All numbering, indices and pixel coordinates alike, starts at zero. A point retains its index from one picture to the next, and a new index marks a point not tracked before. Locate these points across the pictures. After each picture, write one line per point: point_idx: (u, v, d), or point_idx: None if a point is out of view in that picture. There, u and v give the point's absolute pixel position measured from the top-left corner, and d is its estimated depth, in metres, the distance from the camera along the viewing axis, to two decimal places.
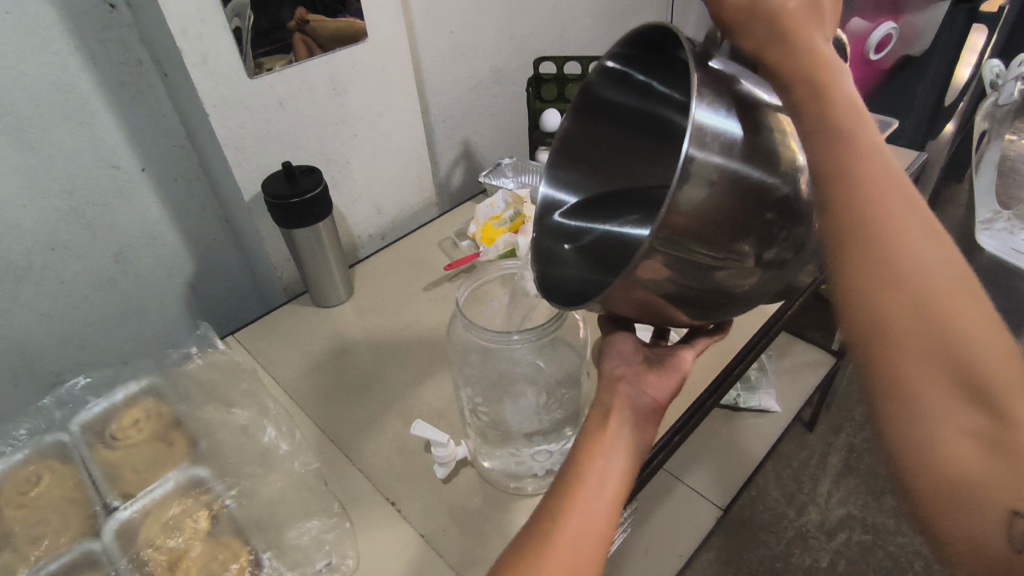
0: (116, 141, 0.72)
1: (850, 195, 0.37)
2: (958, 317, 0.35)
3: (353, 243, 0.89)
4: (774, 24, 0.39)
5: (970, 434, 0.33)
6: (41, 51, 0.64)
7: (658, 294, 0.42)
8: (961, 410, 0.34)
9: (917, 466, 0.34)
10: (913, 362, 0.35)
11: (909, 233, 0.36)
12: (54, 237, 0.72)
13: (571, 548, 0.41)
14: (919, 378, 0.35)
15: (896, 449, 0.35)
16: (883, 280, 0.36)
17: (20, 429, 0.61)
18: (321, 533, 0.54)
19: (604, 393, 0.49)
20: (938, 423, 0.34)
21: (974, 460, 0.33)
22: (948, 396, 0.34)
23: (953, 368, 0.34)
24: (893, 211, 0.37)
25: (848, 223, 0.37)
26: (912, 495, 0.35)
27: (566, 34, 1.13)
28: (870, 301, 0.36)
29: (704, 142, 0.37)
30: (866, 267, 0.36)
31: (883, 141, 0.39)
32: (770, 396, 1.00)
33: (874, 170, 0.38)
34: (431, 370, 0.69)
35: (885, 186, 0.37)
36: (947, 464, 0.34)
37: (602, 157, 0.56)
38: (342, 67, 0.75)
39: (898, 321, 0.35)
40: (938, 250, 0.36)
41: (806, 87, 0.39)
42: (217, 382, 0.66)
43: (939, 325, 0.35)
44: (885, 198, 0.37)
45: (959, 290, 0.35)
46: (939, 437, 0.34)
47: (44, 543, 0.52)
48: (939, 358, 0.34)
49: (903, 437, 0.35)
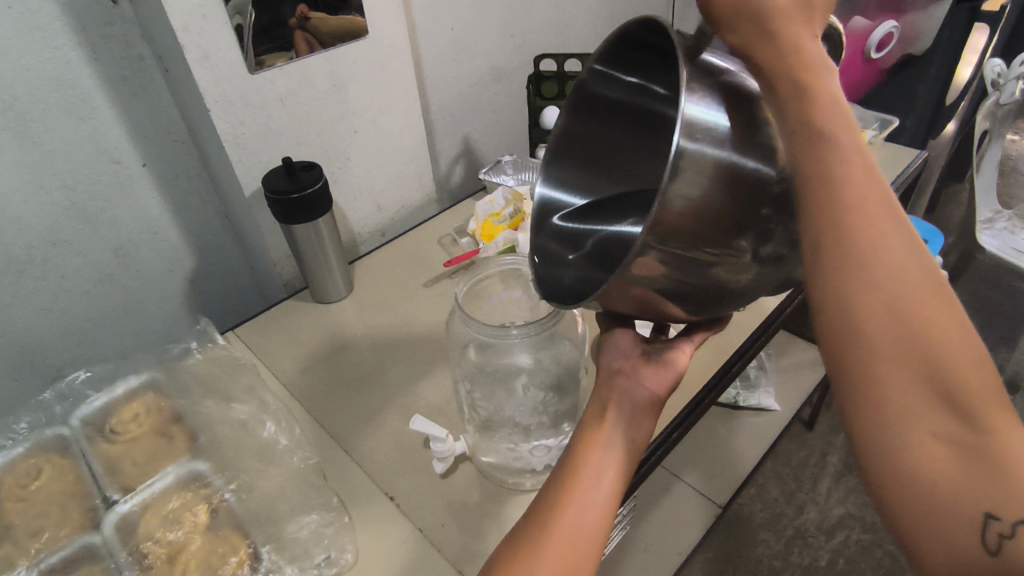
0: (117, 136, 0.73)
1: (822, 187, 0.35)
2: (932, 314, 0.32)
3: (353, 239, 0.89)
4: (759, 22, 0.38)
5: (944, 440, 0.31)
6: (43, 46, 0.64)
7: (654, 289, 0.42)
8: (934, 414, 0.31)
9: (889, 474, 0.32)
10: (885, 362, 0.32)
11: (882, 226, 0.34)
12: (55, 233, 0.73)
13: (568, 541, 0.41)
14: (890, 380, 0.32)
15: (867, 455, 0.33)
16: (853, 276, 0.33)
17: (20, 422, 0.61)
18: (320, 527, 0.54)
19: (603, 387, 0.49)
20: (911, 428, 0.31)
21: (949, 467, 0.31)
22: (921, 400, 0.31)
23: (927, 369, 0.31)
24: (866, 204, 0.34)
25: (819, 216, 0.35)
26: (883, 502, 0.33)
27: (567, 31, 1.13)
28: (839, 299, 0.34)
29: (696, 137, 0.37)
30: (836, 261, 0.34)
31: (859, 132, 0.37)
32: (769, 395, 0.99)
33: (849, 162, 0.35)
34: (431, 366, 0.69)
35: (859, 177, 0.35)
36: (920, 472, 0.31)
37: (599, 153, 0.56)
38: (343, 63, 0.75)
39: (869, 319, 0.33)
40: (913, 243, 0.34)
41: (787, 85, 0.37)
42: (217, 377, 0.66)
43: (913, 325, 0.32)
44: (857, 190, 0.35)
45: (935, 288, 0.33)
46: (909, 439, 0.31)
47: (44, 536, 0.52)
48: (912, 359, 0.32)
49: (876, 441, 0.32)
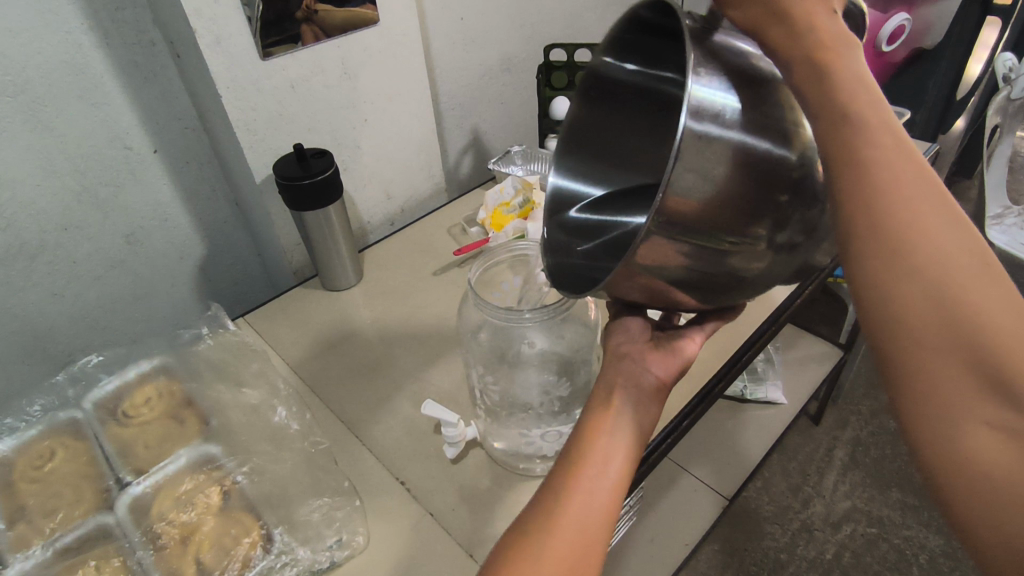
0: (129, 122, 0.73)
1: (854, 171, 0.34)
2: (979, 299, 0.31)
3: (363, 228, 0.89)
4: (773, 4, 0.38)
5: (998, 429, 0.30)
6: (55, 30, 0.64)
7: (664, 278, 0.42)
8: (985, 403, 0.31)
9: (939, 463, 0.32)
10: (929, 351, 0.32)
11: (923, 210, 0.33)
12: (66, 217, 0.73)
13: (574, 522, 0.41)
14: (935, 369, 0.31)
15: (917, 443, 0.33)
16: (891, 264, 0.33)
17: (34, 405, 0.61)
18: (331, 509, 0.54)
19: (608, 369, 0.49)
20: (960, 417, 0.31)
21: (1004, 457, 0.30)
22: (970, 389, 0.31)
23: (975, 357, 0.31)
24: (905, 187, 0.33)
25: (854, 201, 0.34)
26: (940, 494, 0.32)
27: (577, 23, 1.13)
28: (878, 287, 0.33)
29: (703, 115, 0.36)
30: (873, 248, 0.33)
31: (890, 114, 0.36)
32: (776, 387, 1.00)
33: (879, 144, 0.34)
34: (441, 353, 0.69)
35: (894, 159, 0.34)
36: (974, 463, 0.31)
37: (604, 137, 0.55)
38: (354, 50, 0.75)
39: (909, 307, 0.32)
40: (956, 225, 0.33)
41: (805, 67, 0.37)
42: (229, 362, 0.66)
43: (959, 312, 0.31)
44: (894, 171, 0.34)
45: (984, 277, 0.32)
46: (961, 431, 0.31)
47: (58, 515, 0.53)
48: (958, 347, 0.31)
49: (929, 434, 0.32)
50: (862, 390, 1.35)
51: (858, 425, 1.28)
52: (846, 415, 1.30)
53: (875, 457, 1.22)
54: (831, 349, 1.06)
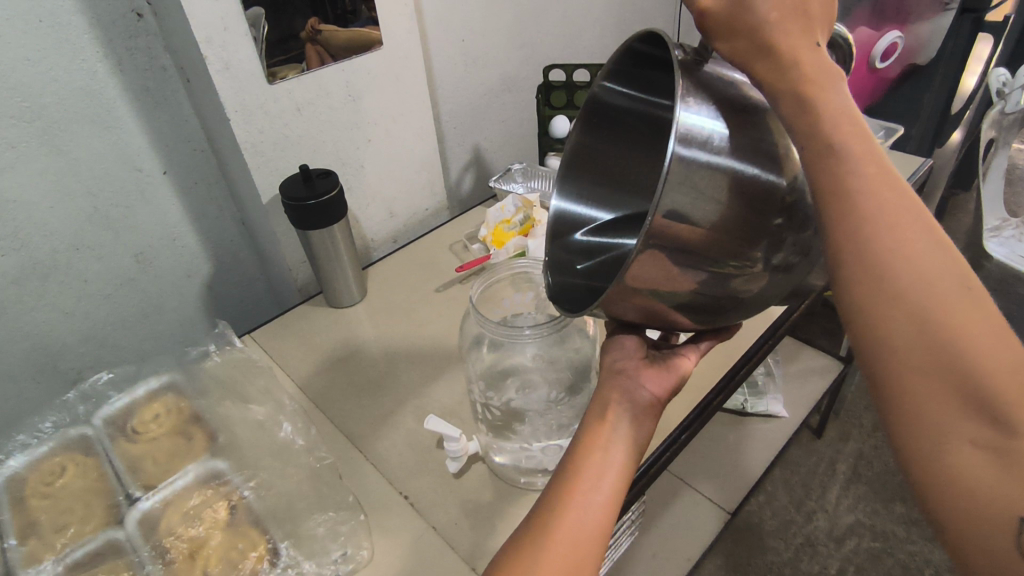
0: (140, 144, 0.75)
1: (837, 198, 0.36)
2: (962, 322, 0.33)
3: (366, 246, 0.91)
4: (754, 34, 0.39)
5: (981, 447, 0.32)
6: (71, 58, 0.66)
7: (660, 299, 0.43)
8: (968, 422, 0.32)
9: (927, 478, 0.33)
10: (913, 372, 0.33)
11: (907, 236, 0.34)
12: (78, 238, 0.75)
13: (570, 537, 0.42)
14: (919, 388, 0.33)
15: (907, 459, 0.34)
16: (876, 287, 0.34)
17: (45, 422, 0.63)
18: (336, 524, 0.55)
19: (604, 385, 0.50)
20: (947, 435, 0.33)
21: (987, 473, 0.32)
22: (953, 408, 0.32)
23: (956, 378, 0.32)
24: (888, 213, 0.35)
25: (839, 228, 0.35)
26: (926, 504, 0.34)
27: (575, 43, 1.15)
28: (864, 310, 0.35)
29: (691, 143, 0.38)
30: (859, 273, 0.35)
31: (874, 142, 0.37)
32: (777, 401, 1.01)
33: (864, 172, 0.36)
34: (443, 368, 0.71)
35: (877, 186, 0.35)
36: (958, 480, 0.32)
37: (604, 159, 0.57)
38: (358, 73, 0.77)
39: (895, 331, 0.34)
40: (938, 248, 0.34)
41: (790, 100, 0.38)
42: (236, 378, 0.68)
43: (942, 335, 0.33)
44: (877, 198, 0.35)
45: (965, 300, 0.33)
46: (947, 448, 0.33)
47: (69, 531, 0.54)
48: (943, 371, 0.33)
49: (917, 449, 0.33)
50: (863, 403, 1.35)
51: (861, 438, 1.28)
52: (848, 428, 1.31)
53: (878, 470, 1.23)
54: (830, 362, 1.07)
